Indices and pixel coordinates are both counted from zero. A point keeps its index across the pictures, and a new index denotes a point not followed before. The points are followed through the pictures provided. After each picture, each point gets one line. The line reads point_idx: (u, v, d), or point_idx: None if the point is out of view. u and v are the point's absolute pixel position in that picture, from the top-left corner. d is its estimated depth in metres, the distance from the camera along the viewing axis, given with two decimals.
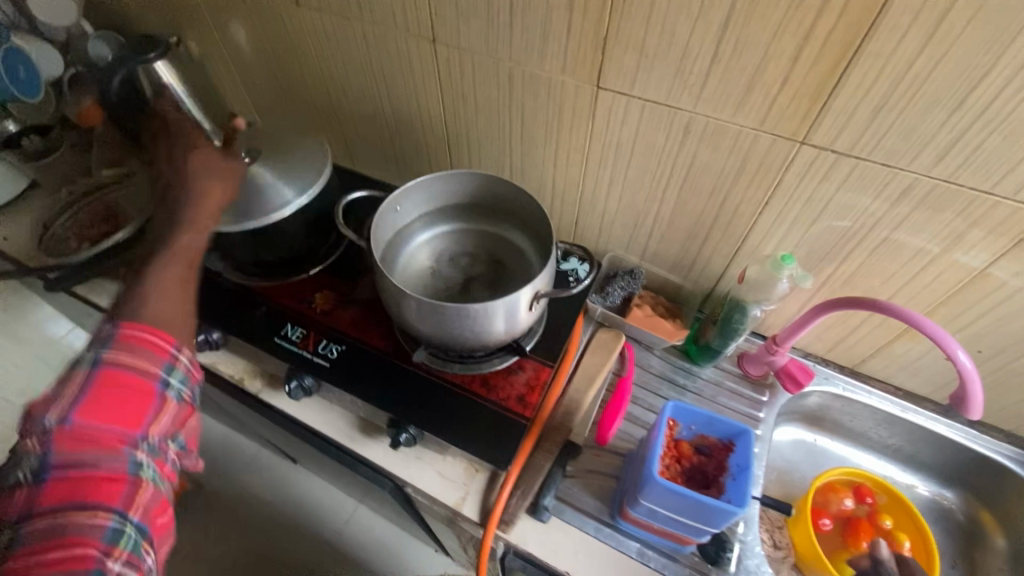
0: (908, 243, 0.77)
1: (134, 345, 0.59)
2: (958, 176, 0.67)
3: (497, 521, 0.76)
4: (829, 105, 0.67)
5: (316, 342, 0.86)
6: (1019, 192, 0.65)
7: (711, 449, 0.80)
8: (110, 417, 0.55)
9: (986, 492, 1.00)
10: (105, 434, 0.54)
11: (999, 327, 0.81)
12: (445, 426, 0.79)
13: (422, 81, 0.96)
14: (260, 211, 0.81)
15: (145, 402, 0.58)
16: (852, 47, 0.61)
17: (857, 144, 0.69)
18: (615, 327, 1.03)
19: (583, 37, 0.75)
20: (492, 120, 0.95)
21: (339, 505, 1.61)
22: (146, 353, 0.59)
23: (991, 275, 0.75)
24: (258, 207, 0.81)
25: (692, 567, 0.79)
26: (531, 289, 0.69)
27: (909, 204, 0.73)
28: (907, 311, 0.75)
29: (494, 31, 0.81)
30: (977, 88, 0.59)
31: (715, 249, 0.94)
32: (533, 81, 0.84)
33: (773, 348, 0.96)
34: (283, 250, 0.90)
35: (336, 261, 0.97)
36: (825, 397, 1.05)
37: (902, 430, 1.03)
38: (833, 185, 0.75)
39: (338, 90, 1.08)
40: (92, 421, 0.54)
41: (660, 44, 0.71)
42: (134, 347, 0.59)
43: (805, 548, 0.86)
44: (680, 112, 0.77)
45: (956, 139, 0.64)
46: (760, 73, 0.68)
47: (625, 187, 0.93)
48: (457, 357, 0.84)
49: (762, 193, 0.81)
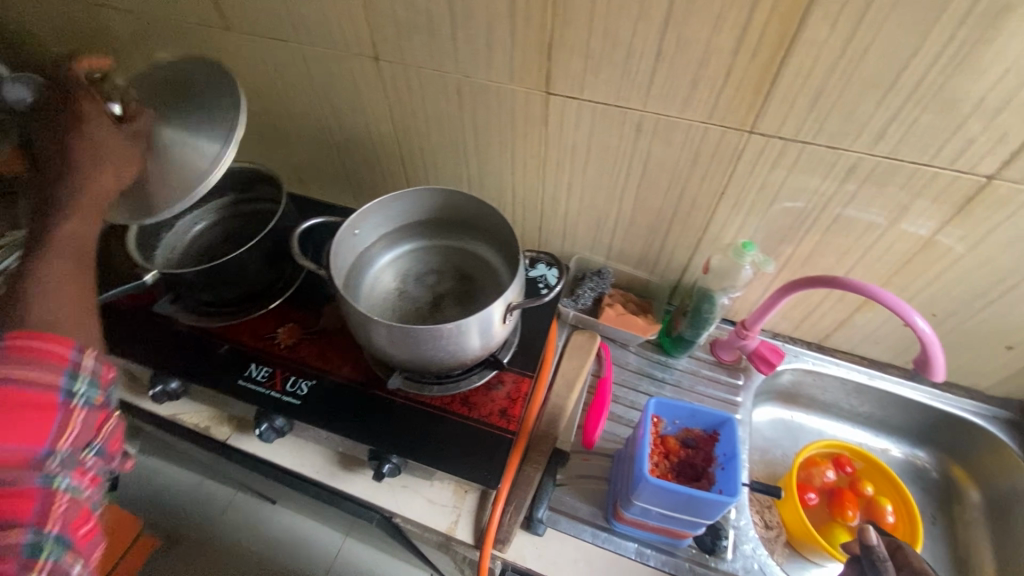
0: (859, 218, 0.80)
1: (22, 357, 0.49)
2: (898, 152, 0.70)
3: (492, 541, 0.74)
4: (772, 93, 0.69)
5: (284, 381, 0.83)
6: (955, 162, 0.69)
7: (697, 441, 0.81)
8: (11, 425, 0.47)
9: (955, 448, 1.05)
10: (2, 450, 0.46)
11: (949, 290, 0.85)
12: (430, 450, 0.77)
13: (368, 100, 0.94)
14: (186, 186, 0.73)
15: (48, 410, 0.49)
16: (788, 37, 0.63)
17: (802, 129, 0.71)
18: (588, 328, 1.04)
19: (528, 45, 0.75)
20: (444, 134, 0.94)
21: (325, 542, 1.55)
22: (39, 358, 0.50)
23: (938, 242, 0.79)
24: (180, 183, 0.74)
25: (691, 560, 0.79)
26: (504, 303, 0.69)
27: (856, 181, 0.75)
28: (865, 284, 0.78)
29: (438, 45, 0.80)
30: (906, 67, 0.62)
31: (678, 242, 0.95)
32: (482, 92, 0.84)
33: (745, 333, 0.99)
34: (241, 284, 0.88)
35: (297, 291, 0.95)
36: (797, 373, 1.07)
37: (872, 398, 1.07)
38: (783, 170, 0.77)
39: (281, 115, 1.05)
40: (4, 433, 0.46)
41: (604, 46, 0.72)
42: (20, 357, 0.49)
43: (795, 526, 0.89)
44: (631, 112, 0.78)
45: (892, 117, 0.67)
46: (705, 68, 0.69)
47: (585, 190, 0.93)
48: (435, 379, 0.83)
49: (717, 183, 0.82)
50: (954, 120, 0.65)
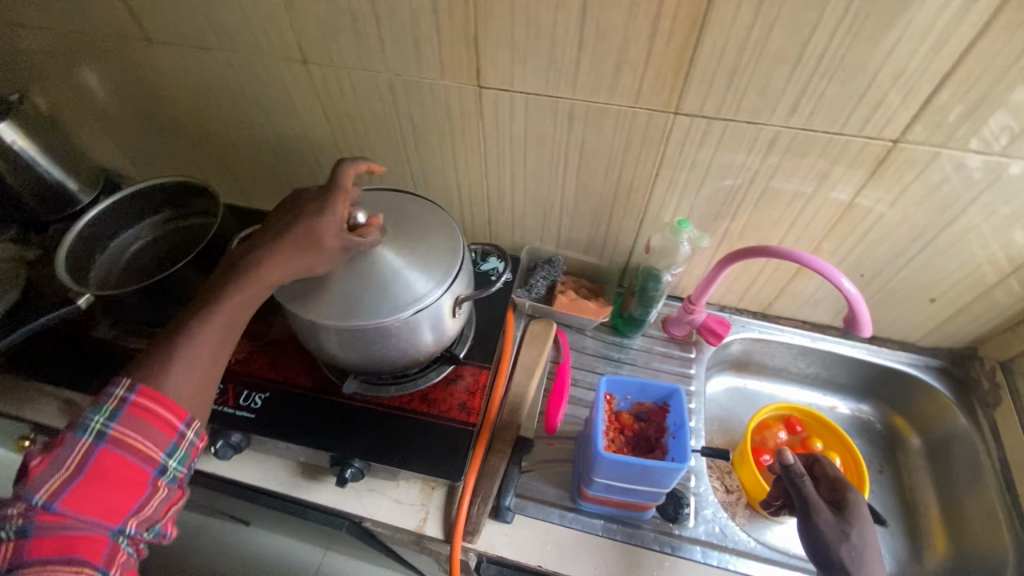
0: (785, 188, 0.84)
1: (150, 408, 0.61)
2: (812, 123, 0.74)
3: (461, 534, 0.77)
4: (691, 74, 0.72)
5: (237, 396, 0.84)
6: (863, 128, 0.73)
7: (649, 413, 0.86)
8: (143, 446, 0.61)
9: (894, 398, 1.15)
10: (131, 468, 0.60)
11: (873, 250, 0.91)
12: (393, 452, 0.80)
13: (302, 105, 0.93)
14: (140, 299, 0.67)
15: (163, 440, 0.62)
16: (699, 19, 0.66)
17: (723, 108, 0.75)
18: (544, 317, 1.05)
19: (454, 40, 0.76)
20: (383, 135, 0.94)
21: (305, 555, 1.53)
22: (153, 433, 0.61)
23: (858, 205, 0.84)
24: None
25: (656, 529, 0.84)
26: (449, 293, 0.72)
27: (778, 154, 0.79)
28: (794, 251, 0.83)
29: (364, 45, 0.80)
30: (810, 42, 0.66)
31: (622, 225, 0.98)
32: (415, 90, 0.84)
33: (692, 308, 1.03)
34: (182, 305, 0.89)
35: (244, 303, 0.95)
36: (745, 342, 1.14)
37: (816, 359, 1.15)
38: (711, 147, 0.80)
39: (215, 124, 1.04)
40: (141, 453, 0.61)
41: (528, 37, 0.73)
42: (141, 425, 0.60)
43: (751, 484, 0.93)
44: (562, 101, 0.80)
45: (803, 91, 0.71)
46: (626, 53, 0.71)
47: (528, 181, 0.95)
48: (392, 379, 0.85)
49: (652, 165, 0.85)
50: (858, 89, 0.69)
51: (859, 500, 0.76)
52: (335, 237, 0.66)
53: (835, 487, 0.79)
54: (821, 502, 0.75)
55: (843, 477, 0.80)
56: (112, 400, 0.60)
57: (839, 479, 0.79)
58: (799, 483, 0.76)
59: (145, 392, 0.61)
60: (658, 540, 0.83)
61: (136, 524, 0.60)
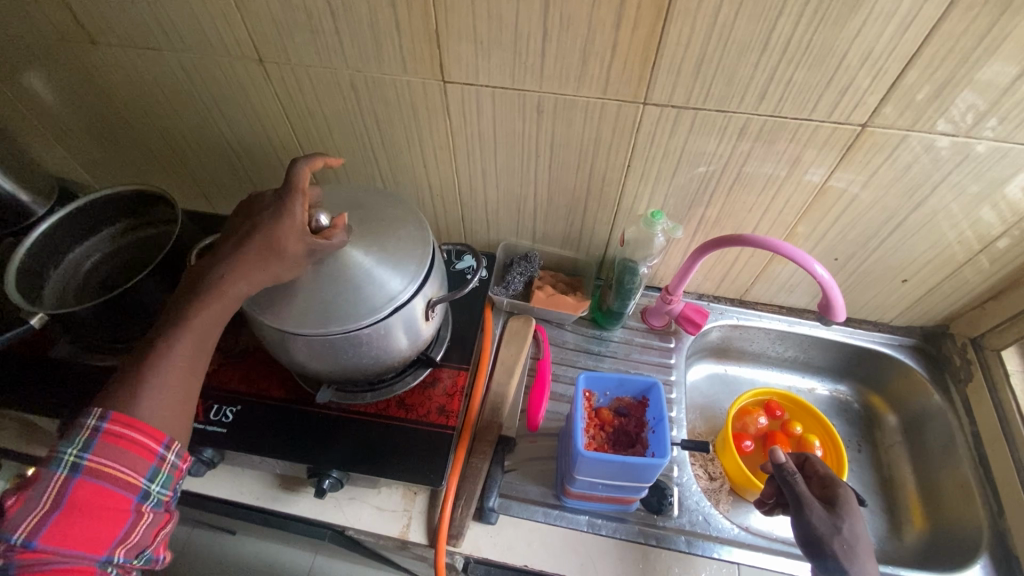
0: (757, 171, 0.85)
1: (122, 442, 0.60)
2: (781, 109, 0.75)
3: (445, 538, 0.80)
4: (659, 61, 0.71)
5: (207, 411, 0.86)
6: (830, 112, 0.74)
7: (628, 408, 0.89)
8: (125, 473, 0.61)
9: (870, 377, 1.24)
10: (115, 497, 0.60)
11: (845, 227, 0.93)
12: (374, 461, 0.82)
13: (257, 106, 0.91)
14: None
15: (143, 467, 0.62)
16: (664, 6, 0.65)
17: (692, 96, 0.75)
18: (523, 313, 1.09)
19: (415, 34, 0.74)
20: (346, 134, 0.92)
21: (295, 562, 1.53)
22: (132, 459, 0.61)
23: (830, 185, 0.85)
24: None
25: (641, 522, 0.88)
26: (422, 297, 0.73)
27: (748, 140, 0.80)
28: (769, 239, 0.85)
29: (320, 41, 0.78)
30: (778, 24, 0.66)
31: (597, 216, 0.99)
32: (377, 86, 0.82)
33: (669, 298, 1.05)
34: (140, 320, 0.86)
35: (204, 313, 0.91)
36: (725, 330, 1.23)
37: (794, 342, 1.23)
38: (682, 135, 0.81)
39: (170, 128, 1.01)
40: (123, 484, 0.61)
41: (491, 28, 0.72)
42: (117, 453, 0.60)
43: (733, 473, 0.97)
44: (530, 93, 0.79)
45: (772, 74, 0.71)
46: (592, 41, 0.71)
47: (500, 176, 0.95)
48: (367, 387, 0.88)
49: (624, 155, 0.86)
50: (824, 71, 0.70)
51: (850, 493, 0.81)
52: (299, 243, 0.64)
53: (827, 485, 0.83)
54: (814, 498, 0.79)
55: (834, 476, 0.84)
56: (85, 431, 0.60)
57: (829, 479, 0.83)
58: (792, 480, 0.80)
59: (118, 418, 0.60)
60: (644, 533, 0.87)
61: (124, 553, 0.60)
